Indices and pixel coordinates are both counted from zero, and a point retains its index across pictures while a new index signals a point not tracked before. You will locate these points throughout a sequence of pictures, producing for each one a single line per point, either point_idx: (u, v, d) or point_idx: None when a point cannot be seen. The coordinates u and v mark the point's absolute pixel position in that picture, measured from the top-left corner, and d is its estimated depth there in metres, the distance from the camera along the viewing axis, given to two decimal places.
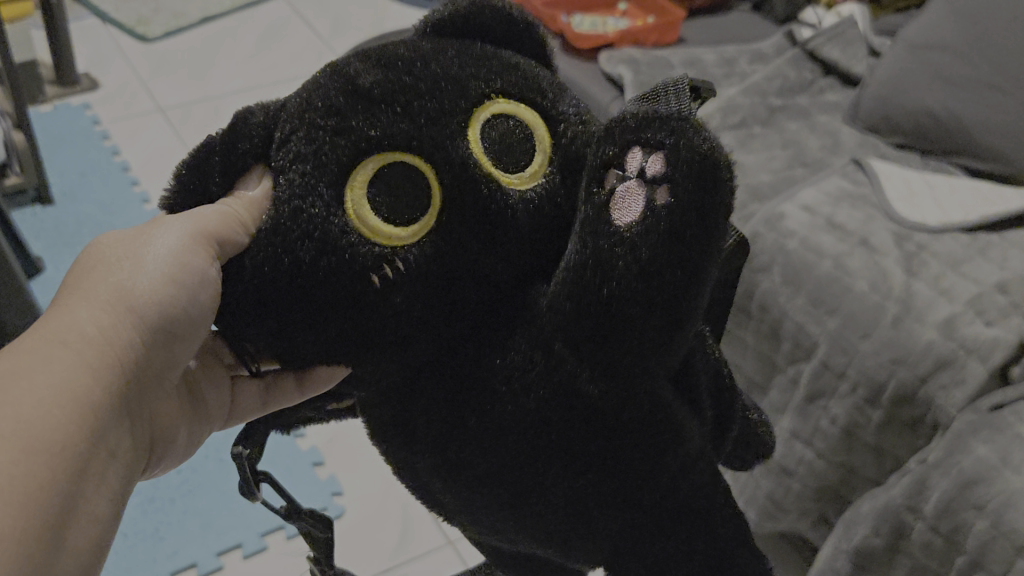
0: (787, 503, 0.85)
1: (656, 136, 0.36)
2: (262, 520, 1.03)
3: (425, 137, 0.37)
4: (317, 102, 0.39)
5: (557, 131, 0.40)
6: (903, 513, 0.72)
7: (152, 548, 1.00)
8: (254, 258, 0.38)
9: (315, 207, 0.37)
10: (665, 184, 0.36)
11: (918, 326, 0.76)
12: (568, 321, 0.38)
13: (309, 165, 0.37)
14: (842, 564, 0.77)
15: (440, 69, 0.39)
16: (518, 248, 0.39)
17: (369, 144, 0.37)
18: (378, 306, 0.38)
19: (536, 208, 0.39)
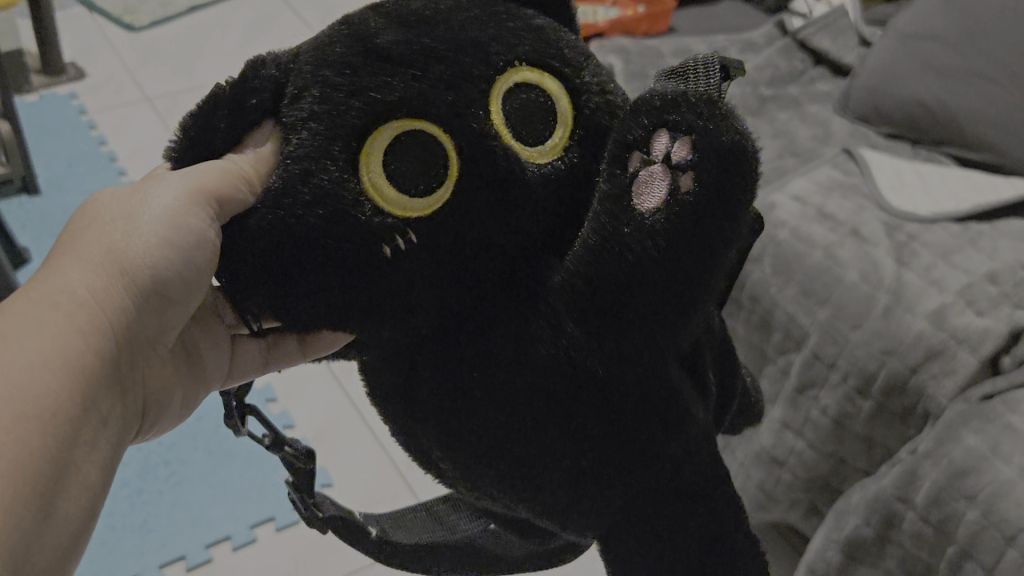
0: (778, 493, 0.86)
1: (682, 120, 0.37)
2: (253, 512, 1.03)
3: (443, 105, 0.36)
4: (332, 60, 0.37)
5: (580, 100, 0.39)
6: (894, 503, 0.73)
7: (141, 541, 0.99)
8: (260, 219, 0.37)
9: (328, 171, 0.36)
10: (689, 171, 0.36)
11: (908, 316, 0.76)
12: (580, 299, 0.37)
13: (322, 126, 0.36)
14: (833, 555, 0.78)
15: (461, 31, 0.38)
16: (531, 219, 0.38)
17: (387, 107, 0.36)
18: (387, 275, 0.37)
19: (552, 182, 0.38)
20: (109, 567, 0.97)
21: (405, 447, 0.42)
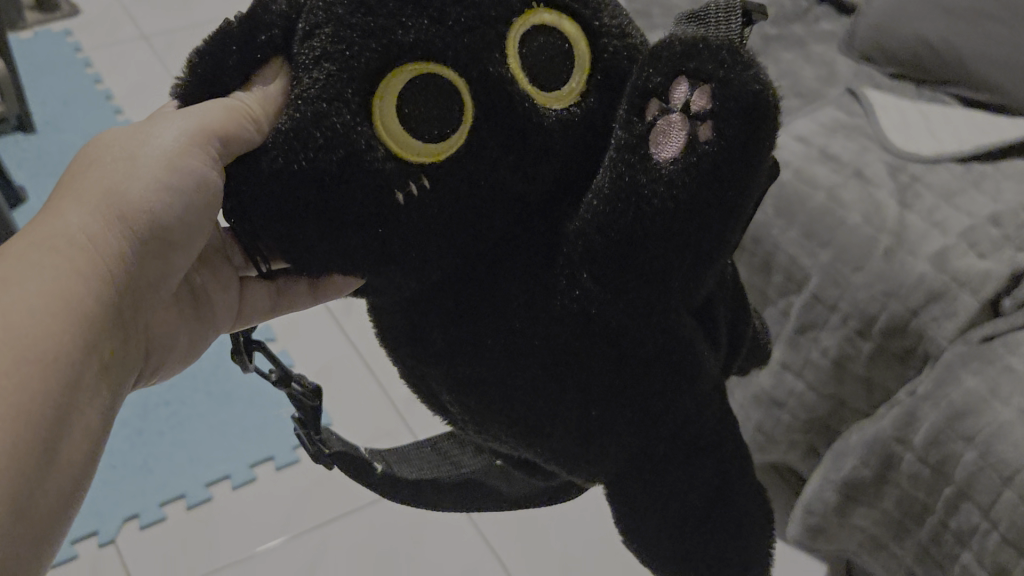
0: (777, 434, 0.88)
1: (703, 68, 0.37)
2: (253, 451, 1.03)
3: (457, 47, 0.36)
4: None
5: (598, 45, 0.39)
6: (892, 445, 0.75)
7: (141, 480, 1.00)
8: (271, 156, 0.37)
9: (341, 116, 0.35)
10: (709, 123, 0.37)
11: (910, 259, 0.75)
12: (597, 250, 0.38)
13: (334, 67, 0.36)
14: (831, 494, 0.81)
15: None
16: (547, 166, 0.39)
17: (398, 49, 0.36)
18: (393, 221, 0.37)
19: (569, 128, 0.38)
20: (111, 506, 0.97)
21: (414, 385, 0.43)
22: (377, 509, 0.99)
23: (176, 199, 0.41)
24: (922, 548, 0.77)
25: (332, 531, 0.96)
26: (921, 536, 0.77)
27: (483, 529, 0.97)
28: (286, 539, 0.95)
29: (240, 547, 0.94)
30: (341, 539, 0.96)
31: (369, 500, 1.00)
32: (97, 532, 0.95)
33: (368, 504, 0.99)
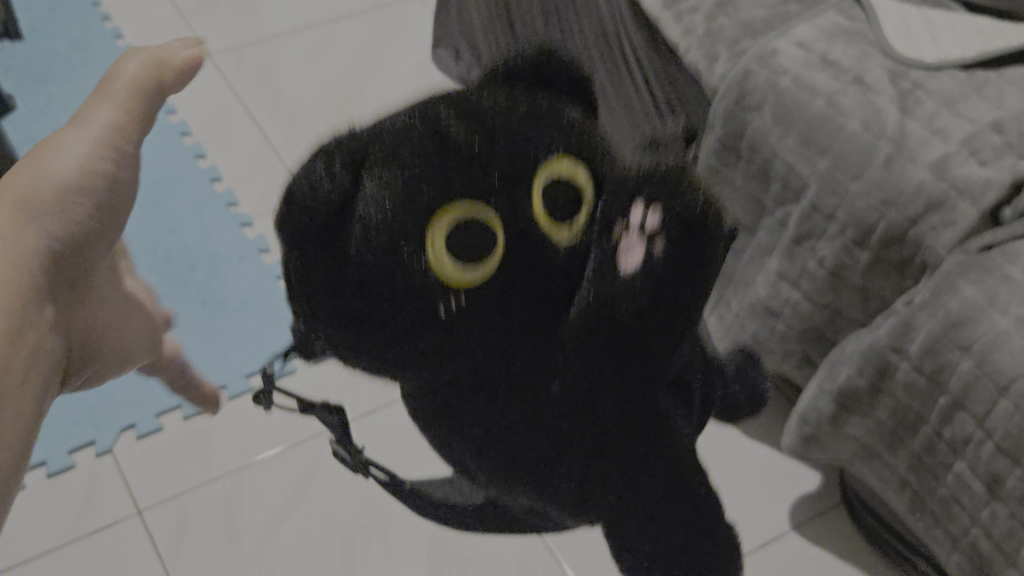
0: (773, 344, 0.88)
1: (655, 191, 0.36)
2: (248, 361, 1.03)
3: (489, 176, 0.33)
4: (362, 136, 0.33)
5: (604, 169, 0.36)
6: (887, 354, 0.75)
7: (137, 390, 1.00)
8: (308, 278, 0.34)
9: (395, 250, 0.33)
10: (660, 238, 0.36)
11: (910, 166, 0.73)
12: (590, 341, 0.37)
13: (385, 199, 0.32)
14: (826, 404, 0.81)
15: (496, 116, 0.34)
16: (560, 280, 0.36)
17: (443, 190, 0.32)
18: (429, 333, 0.35)
19: (580, 260, 0.36)
20: (108, 415, 0.97)
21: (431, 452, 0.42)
22: (370, 424, 0.99)
23: (89, 212, 0.38)
24: (915, 457, 0.77)
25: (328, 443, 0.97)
26: (914, 445, 0.77)
27: None
28: (284, 449, 0.96)
29: (238, 457, 0.95)
30: None
31: (364, 413, 0.99)
32: (95, 441, 0.95)
33: (360, 418, 0.99)
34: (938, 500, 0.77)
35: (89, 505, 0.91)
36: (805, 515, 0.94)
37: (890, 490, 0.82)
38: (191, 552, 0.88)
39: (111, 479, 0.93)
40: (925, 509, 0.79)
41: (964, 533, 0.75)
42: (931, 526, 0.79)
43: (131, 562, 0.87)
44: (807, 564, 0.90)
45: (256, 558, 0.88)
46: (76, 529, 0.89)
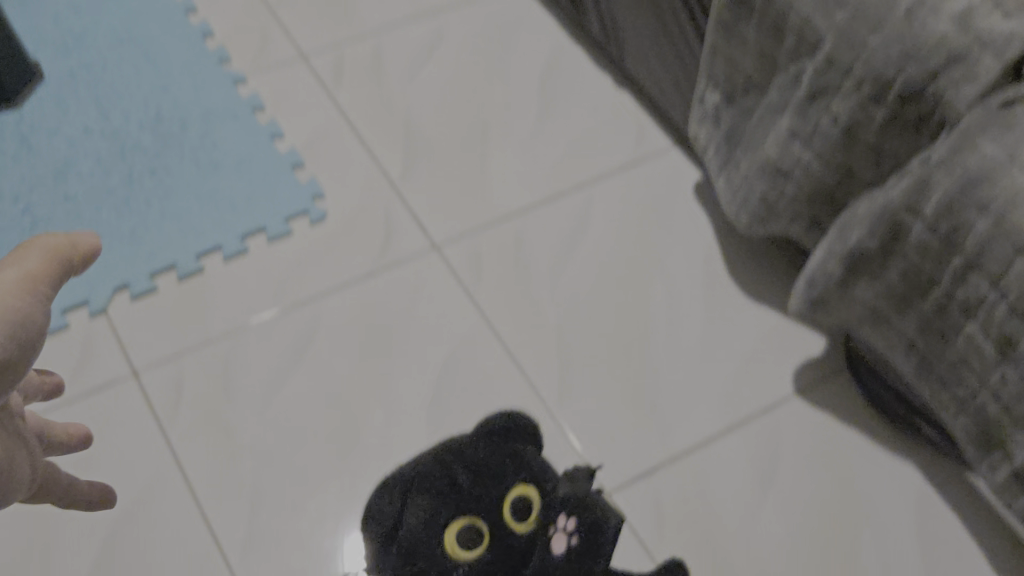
0: (780, 206, 0.86)
1: (575, 520, 0.63)
2: (243, 220, 1.01)
3: (489, 496, 0.63)
4: (418, 482, 0.64)
5: (549, 498, 0.64)
6: (901, 214, 0.73)
7: (130, 250, 0.98)
8: (413, 521, 0.63)
9: (421, 562, 0.63)
10: (567, 538, 0.63)
11: (932, 19, 0.70)
12: (491, 564, 0.63)
13: (426, 553, 0.63)
14: (834, 266, 0.79)
15: (471, 495, 0.63)
16: (501, 550, 0.63)
17: (447, 522, 0.63)
18: (434, 565, 0.62)
19: (507, 553, 0.63)
20: (102, 276, 0.96)
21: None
22: (370, 287, 0.97)
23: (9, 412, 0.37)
24: (925, 321, 0.76)
25: (327, 307, 0.95)
26: (925, 308, 0.76)
27: (480, 302, 0.97)
28: (281, 312, 0.95)
29: (233, 319, 0.94)
30: (336, 315, 0.95)
31: (363, 277, 0.98)
32: (88, 302, 0.94)
33: (361, 281, 0.98)
34: (946, 364, 0.76)
35: (83, 365, 0.90)
36: (809, 380, 0.93)
37: (897, 355, 0.81)
38: (189, 414, 0.88)
39: (105, 339, 0.92)
40: (933, 373, 0.78)
41: (971, 397, 0.75)
42: (939, 390, 0.78)
43: (128, 423, 0.87)
44: (810, 428, 0.90)
45: (253, 420, 0.88)
46: (70, 388, 0.89)
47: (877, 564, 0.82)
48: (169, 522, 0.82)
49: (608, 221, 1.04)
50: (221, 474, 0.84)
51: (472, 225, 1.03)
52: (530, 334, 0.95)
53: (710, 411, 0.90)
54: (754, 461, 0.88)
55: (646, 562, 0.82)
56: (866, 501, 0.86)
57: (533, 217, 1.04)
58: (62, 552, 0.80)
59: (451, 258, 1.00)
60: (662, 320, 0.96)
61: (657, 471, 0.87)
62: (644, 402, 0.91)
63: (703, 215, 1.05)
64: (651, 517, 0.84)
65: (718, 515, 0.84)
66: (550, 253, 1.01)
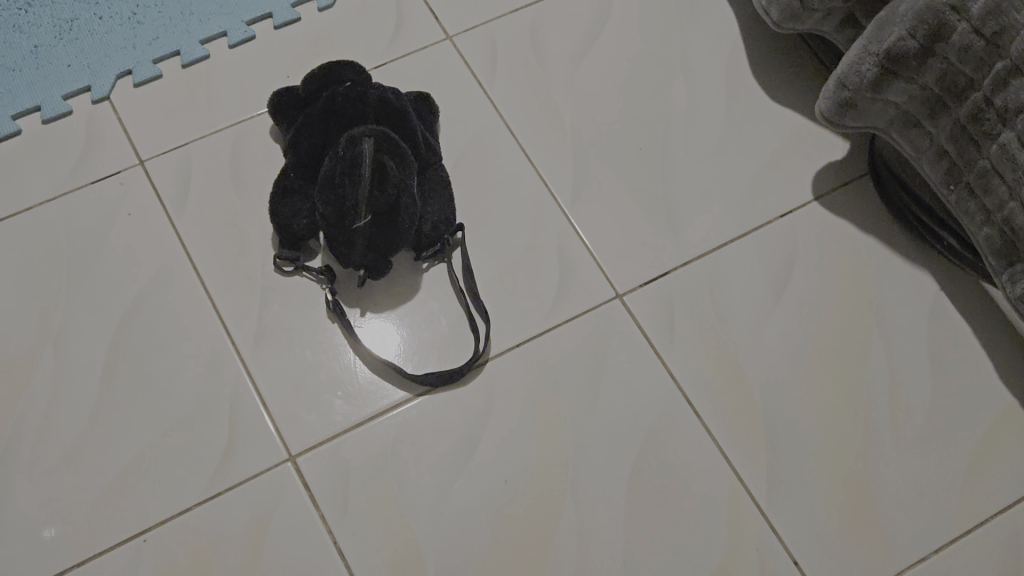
0: (814, 4, 0.84)
1: (299, 276, 0.84)
2: (249, 4, 0.96)
3: (361, 251, 0.81)
4: (391, 243, 0.81)
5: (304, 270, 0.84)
6: (944, 13, 0.69)
7: (131, 33, 0.94)
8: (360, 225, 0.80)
9: (388, 229, 0.81)
10: (311, 278, 0.84)
11: None
12: (351, 234, 0.80)
13: (371, 244, 0.81)
14: (869, 69, 0.76)
15: (372, 254, 0.81)
16: (348, 238, 0.81)
17: (362, 248, 0.81)
18: (376, 228, 0.81)
19: (358, 249, 0.81)
20: (103, 61, 0.92)
21: (372, 190, 0.80)
22: (381, 79, 0.94)
23: None
24: (959, 127, 0.74)
25: None
26: (959, 113, 0.73)
27: (494, 96, 0.94)
28: None
29: (241, 108, 0.91)
30: None
31: (374, 67, 0.95)
32: (91, 88, 0.91)
33: (373, 72, 0.94)
34: (976, 172, 0.74)
35: (89, 153, 0.88)
36: (831, 185, 0.91)
37: (926, 159, 0.79)
38: (197, 204, 0.86)
39: (109, 127, 0.90)
40: (961, 181, 0.76)
41: (998, 207, 0.73)
42: (964, 199, 0.77)
43: (137, 214, 0.86)
44: (827, 233, 0.89)
45: (262, 212, 0.86)
46: (76, 178, 0.87)
47: (886, 369, 0.82)
48: (181, 313, 0.82)
49: (629, 15, 1.00)
50: (231, 266, 0.84)
51: (489, 15, 0.99)
52: (545, 130, 0.92)
53: (727, 213, 0.89)
54: (768, 265, 0.87)
55: (656, 362, 0.82)
56: (878, 308, 0.85)
57: (550, 9, 1.00)
58: (77, 341, 0.80)
59: (466, 49, 0.96)
60: (682, 119, 0.94)
61: (670, 272, 0.86)
62: (660, 201, 0.89)
63: (729, 9, 1.01)
64: (663, 318, 0.84)
65: (728, 317, 0.84)
66: (568, 47, 0.97)
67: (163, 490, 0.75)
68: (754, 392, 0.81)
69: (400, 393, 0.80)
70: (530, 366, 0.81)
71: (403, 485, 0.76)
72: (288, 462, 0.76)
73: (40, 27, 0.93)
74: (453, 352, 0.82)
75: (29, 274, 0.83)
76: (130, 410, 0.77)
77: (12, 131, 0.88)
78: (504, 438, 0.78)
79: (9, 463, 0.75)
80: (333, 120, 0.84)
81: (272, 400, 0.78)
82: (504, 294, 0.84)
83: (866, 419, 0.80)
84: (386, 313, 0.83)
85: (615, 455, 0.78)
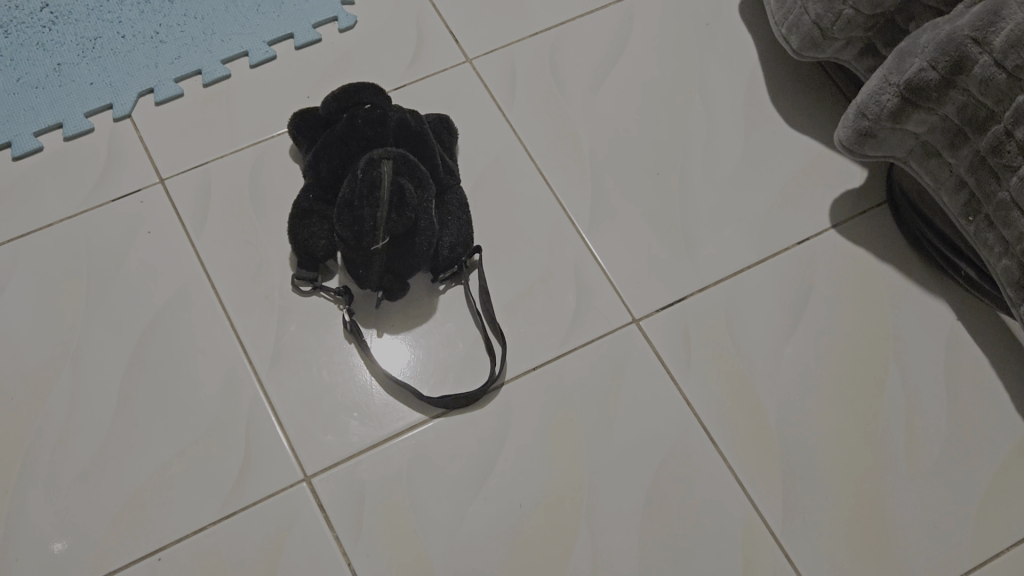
0: (834, 33, 0.85)
1: (318, 296, 0.84)
2: (270, 25, 0.97)
3: (378, 272, 0.81)
4: (408, 265, 0.82)
5: (322, 291, 0.84)
6: (966, 45, 0.69)
7: (153, 52, 0.94)
8: (375, 249, 0.80)
9: (405, 252, 0.81)
10: (329, 299, 0.84)
11: None
12: (368, 257, 0.81)
13: (389, 266, 0.81)
14: (889, 99, 0.76)
15: (389, 275, 0.82)
16: (365, 259, 0.81)
17: (379, 269, 0.81)
18: (393, 251, 0.81)
19: (376, 270, 0.81)
20: (125, 79, 0.93)
21: (390, 215, 0.79)
22: (401, 101, 0.94)
23: None
24: (979, 158, 0.74)
25: None
26: (979, 144, 0.73)
27: (513, 119, 0.94)
28: None
29: (261, 128, 0.91)
30: None
31: (394, 89, 0.95)
32: (112, 106, 0.92)
33: (392, 95, 0.95)
34: (995, 204, 0.74)
35: (110, 171, 0.89)
36: (849, 213, 0.91)
37: (945, 190, 0.79)
38: (216, 224, 0.87)
39: (130, 145, 0.90)
40: (980, 212, 0.76)
41: (1017, 239, 0.73)
42: (983, 231, 0.76)
43: (156, 233, 0.86)
44: (843, 261, 0.89)
45: (281, 232, 0.86)
46: (96, 196, 0.87)
47: (903, 398, 0.82)
48: (199, 332, 0.82)
49: (649, 41, 1.00)
50: (249, 286, 0.84)
51: (509, 38, 0.99)
52: (564, 154, 0.93)
53: (745, 240, 0.89)
54: (786, 293, 0.87)
55: (671, 388, 0.82)
56: (896, 337, 0.85)
57: (570, 34, 1.00)
58: (95, 358, 0.80)
59: (485, 72, 0.97)
60: (700, 145, 0.94)
61: (686, 298, 0.86)
62: (677, 226, 0.89)
63: (748, 37, 1.01)
64: (679, 344, 0.84)
65: (744, 343, 0.84)
66: (587, 72, 0.98)
67: (178, 509, 0.75)
68: (769, 419, 0.81)
69: (416, 415, 0.80)
70: (546, 390, 0.81)
71: (418, 508, 0.76)
72: (303, 482, 0.76)
73: (63, 44, 0.94)
74: (468, 375, 0.82)
75: (48, 290, 0.83)
76: (146, 428, 0.78)
77: (34, 148, 0.89)
78: (520, 462, 0.78)
79: (25, 480, 0.75)
80: (354, 142, 0.84)
81: (288, 420, 0.79)
82: (521, 317, 0.84)
83: (881, 449, 0.80)
84: (403, 335, 0.83)
85: (630, 481, 0.78)
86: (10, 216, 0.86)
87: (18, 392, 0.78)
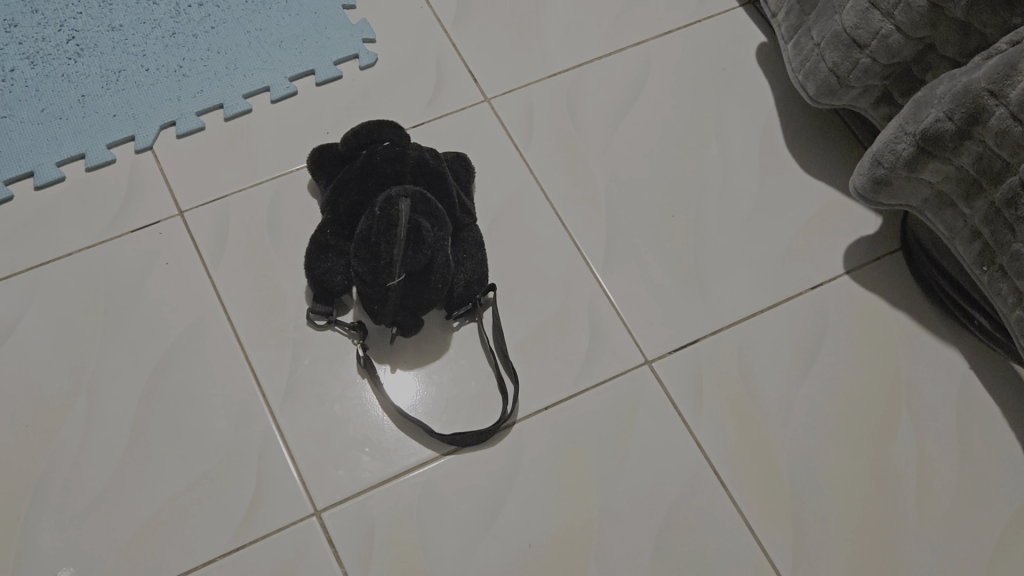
0: (851, 80, 0.86)
1: (334, 330, 0.85)
2: (291, 61, 0.98)
3: (392, 309, 0.81)
4: (423, 302, 0.82)
5: (337, 326, 0.84)
6: (983, 97, 0.70)
7: (176, 85, 0.95)
8: (390, 284, 0.80)
9: (421, 288, 0.82)
10: (343, 333, 0.84)
11: None
12: (383, 293, 0.81)
13: (405, 302, 0.82)
14: (906, 148, 0.77)
15: (405, 311, 0.82)
16: (381, 296, 0.81)
17: (394, 306, 0.81)
18: (409, 287, 0.82)
19: (390, 306, 0.81)
20: (148, 111, 0.94)
21: (407, 251, 0.80)
22: (419, 139, 0.95)
23: None
24: (993, 209, 0.74)
25: None
26: (994, 196, 0.73)
27: (530, 159, 0.95)
28: None
29: (280, 163, 0.92)
30: None
31: (411, 126, 0.96)
32: (134, 138, 0.93)
33: (411, 132, 0.96)
34: (1008, 254, 0.74)
35: (130, 203, 0.89)
36: (862, 260, 0.91)
37: (960, 239, 0.79)
38: (233, 257, 0.87)
39: (151, 178, 0.91)
40: (994, 263, 0.76)
41: None
42: (997, 281, 0.76)
43: (174, 264, 0.87)
44: (856, 308, 0.89)
45: (297, 266, 0.87)
46: (116, 226, 0.88)
47: (914, 447, 0.82)
48: (215, 364, 0.82)
49: (666, 85, 1.01)
50: (265, 319, 0.84)
51: (528, 79, 1.00)
52: (580, 193, 0.93)
53: (759, 284, 0.89)
54: (798, 338, 0.87)
55: (683, 430, 0.82)
56: (909, 386, 0.85)
57: (588, 76, 1.01)
58: (109, 388, 0.81)
59: (504, 112, 0.98)
60: (715, 188, 0.95)
61: (699, 340, 0.86)
62: (691, 268, 0.90)
63: (765, 83, 1.02)
64: (691, 386, 0.84)
65: (757, 386, 0.84)
66: (604, 114, 0.99)
67: (188, 540, 0.75)
68: (779, 462, 0.81)
69: (427, 452, 0.80)
70: (558, 430, 0.81)
71: (427, 544, 0.76)
72: (313, 517, 0.76)
73: (88, 76, 0.95)
74: (479, 414, 0.82)
75: (65, 319, 0.84)
76: (159, 459, 0.78)
77: (56, 177, 0.90)
78: (529, 501, 0.78)
79: (38, 508, 0.75)
80: (372, 179, 0.85)
81: (300, 454, 0.79)
82: (534, 355, 0.85)
83: (891, 496, 0.80)
84: (416, 372, 0.84)
85: (640, 522, 0.78)
86: (29, 245, 0.87)
87: (33, 420, 0.79)
